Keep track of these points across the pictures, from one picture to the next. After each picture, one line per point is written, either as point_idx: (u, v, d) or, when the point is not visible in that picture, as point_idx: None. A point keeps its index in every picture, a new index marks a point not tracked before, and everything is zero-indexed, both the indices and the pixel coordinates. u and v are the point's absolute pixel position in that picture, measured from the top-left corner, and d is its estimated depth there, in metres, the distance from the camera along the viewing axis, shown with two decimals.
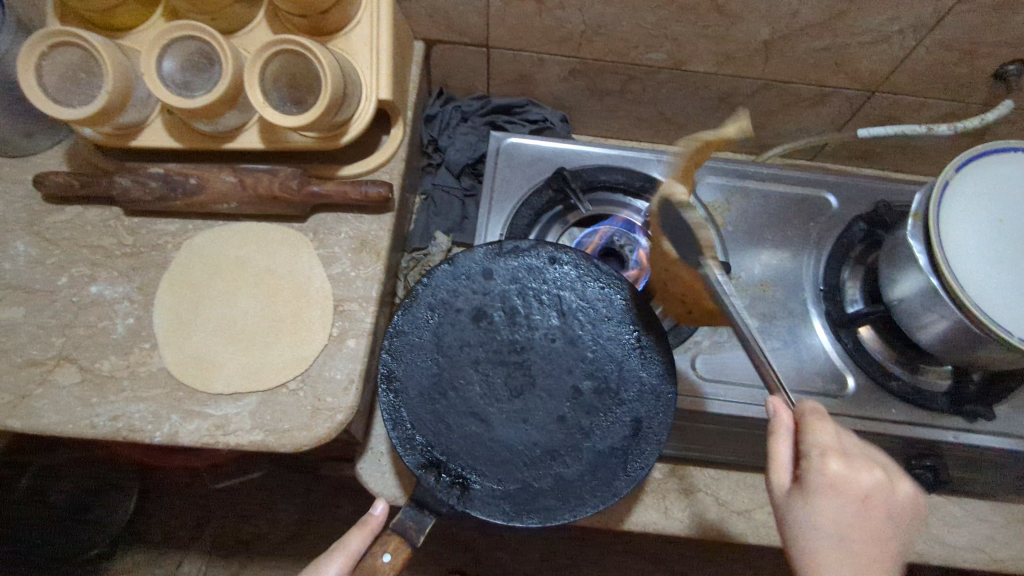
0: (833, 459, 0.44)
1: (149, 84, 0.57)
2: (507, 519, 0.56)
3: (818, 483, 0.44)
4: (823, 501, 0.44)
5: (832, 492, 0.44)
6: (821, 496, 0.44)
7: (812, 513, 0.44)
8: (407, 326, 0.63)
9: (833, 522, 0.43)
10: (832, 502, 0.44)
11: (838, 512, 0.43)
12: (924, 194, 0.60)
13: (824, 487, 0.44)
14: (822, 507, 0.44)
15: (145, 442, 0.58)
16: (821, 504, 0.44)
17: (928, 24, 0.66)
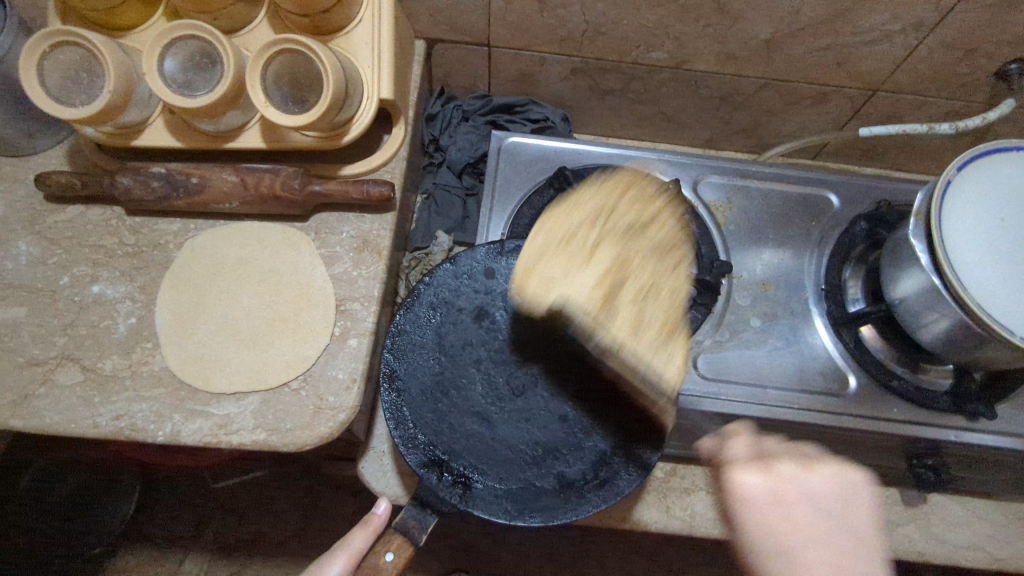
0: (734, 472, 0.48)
1: (152, 83, 0.57)
2: (510, 518, 0.55)
3: (733, 499, 0.48)
4: (746, 512, 0.47)
5: (746, 500, 0.47)
6: (735, 507, 0.48)
7: (748, 531, 0.47)
8: (408, 325, 0.63)
9: (764, 529, 0.46)
10: (752, 507, 0.47)
11: (761, 512, 0.46)
12: (925, 193, 0.60)
13: (739, 497, 0.48)
14: (750, 520, 0.47)
15: (147, 441, 0.58)
16: (747, 519, 0.47)
17: (929, 23, 0.66)
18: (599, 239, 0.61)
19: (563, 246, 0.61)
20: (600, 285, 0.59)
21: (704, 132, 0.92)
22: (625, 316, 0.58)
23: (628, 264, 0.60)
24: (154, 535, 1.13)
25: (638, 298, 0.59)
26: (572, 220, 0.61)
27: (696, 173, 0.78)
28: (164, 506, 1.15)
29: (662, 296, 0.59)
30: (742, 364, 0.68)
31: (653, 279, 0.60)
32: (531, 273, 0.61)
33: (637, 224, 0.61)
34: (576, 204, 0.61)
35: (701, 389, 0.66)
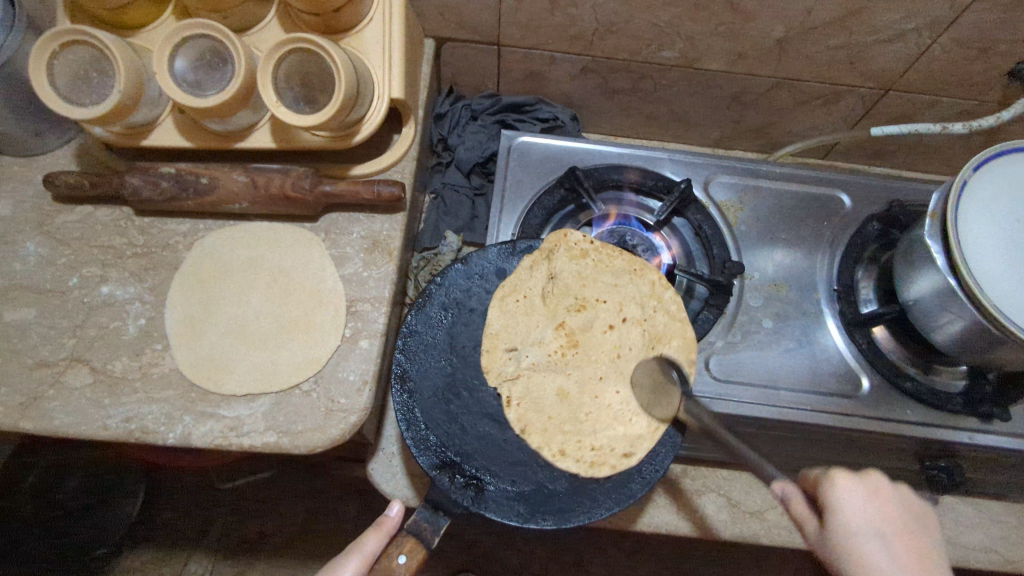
0: (837, 476, 0.48)
1: (160, 83, 0.56)
2: (522, 520, 0.55)
3: (838, 501, 0.47)
4: (852, 513, 0.46)
5: (850, 499, 0.47)
6: (845, 502, 0.47)
7: (849, 533, 0.46)
8: (420, 326, 0.62)
9: (869, 527, 0.46)
10: (858, 510, 0.46)
11: (869, 514, 0.46)
12: (941, 194, 0.59)
13: (846, 499, 0.47)
14: (847, 519, 0.46)
15: (157, 443, 0.58)
16: (848, 520, 0.46)
17: (944, 22, 0.66)
18: (553, 298, 0.66)
19: (517, 309, 0.65)
20: (562, 334, 0.66)
21: (714, 131, 0.92)
22: (600, 352, 0.65)
23: (583, 305, 0.66)
24: (159, 535, 1.12)
25: (607, 331, 0.65)
26: (530, 287, 0.65)
27: (707, 173, 0.77)
28: (170, 506, 1.14)
29: (633, 323, 0.65)
30: (754, 365, 0.68)
31: (622, 304, 0.66)
32: (495, 348, 0.64)
33: (581, 269, 0.66)
34: (517, 281, 0.65)
35: (713, 394, 0.65)
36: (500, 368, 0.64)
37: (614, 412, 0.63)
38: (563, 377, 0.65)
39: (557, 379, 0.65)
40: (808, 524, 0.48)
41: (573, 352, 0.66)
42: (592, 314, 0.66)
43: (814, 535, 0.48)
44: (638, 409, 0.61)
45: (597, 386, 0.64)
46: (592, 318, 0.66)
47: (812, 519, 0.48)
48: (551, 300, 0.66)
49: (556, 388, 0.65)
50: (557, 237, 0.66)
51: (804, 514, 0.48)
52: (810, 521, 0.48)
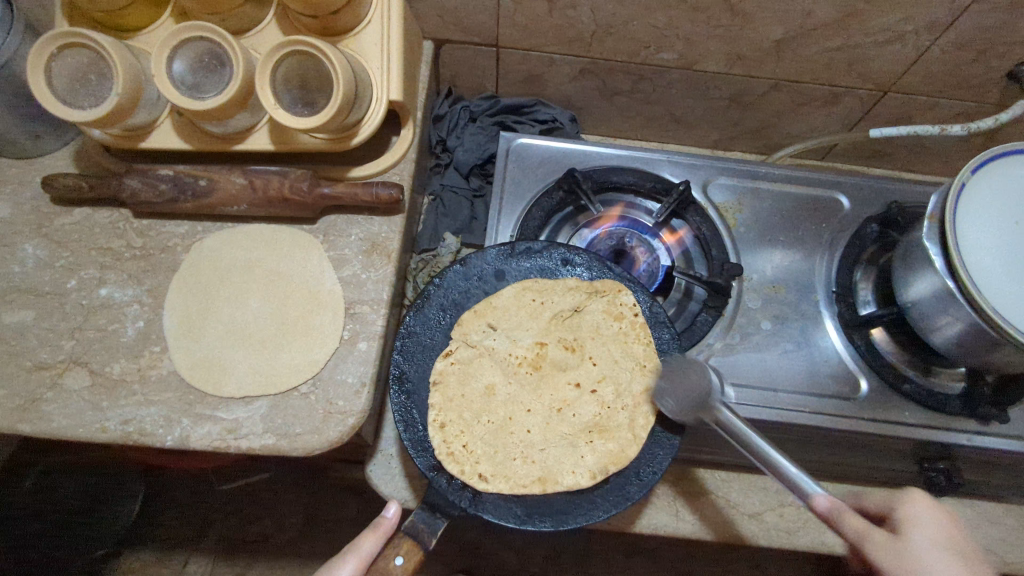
0: (909, 493, 0.49)
1: (160, 86, 0.56)
2: (519, 522, 0.55)
3: (912, 514, 0.48)
4: (922, 528, 0.47)
5: (922, 513, 0.48)
6: (919, 508, 0.48)
7: (924, 548, 0.45)
8: (419, 326, 0.63)
9: (941, 543, 0.46)
10: (929, 525, 0.47)
11: (940, 532, 0.46)
12: (940, 195, 0.59)
13: (915, 513, 0.48)
14: (921, 530, 0.47)
15: (155, 446, 0.58)
16: (922, 531, 0.46)
17: (942, 24, 0.66)
18: (562, 323, 0.66)
19: (525, 308, 0.65)
20: (534, 352, 0.65)
21: (713, 133, 0.92)
22: (548, 391, 0.64)
23: (574, 350, 0.65)
24: (159, 535, 1.13)
25: (569, 383, 0.64)
26: (554, 300, 0.65)
27: (706, 175, 0.77)
28: (169, 506, 1.14)
29: (595, 399, 0.64)
30: (752, 366, 0.68)
31: (602, 378, 0.64)
32: (482, 315, 0.64)
33: (603, 325, 0.65)
34: (548, 290, 0.66)
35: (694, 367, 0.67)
36: (470, 332, 0.64)
37: (508, 438, 0.62)
38: (502, 378, 0.64)
39: (496, 375, 0.64)
40: (871, 538, 0.46)
41: (528, 371, 0.65)
42: (575, 362, 0.65)
43: (878, 550, 0.45)
44: (533, 459, 0.60)
45: (516, 414, 0.63)
46: (570, 365, 0.65)
47: (876, 531, 0.46)
48: (554, 323, 0.66)
49: (487, 381, 0.64)
50: (612, 287, 0.65)
51: (867, 527, 0.46)
52: (877, 532, 0.46)
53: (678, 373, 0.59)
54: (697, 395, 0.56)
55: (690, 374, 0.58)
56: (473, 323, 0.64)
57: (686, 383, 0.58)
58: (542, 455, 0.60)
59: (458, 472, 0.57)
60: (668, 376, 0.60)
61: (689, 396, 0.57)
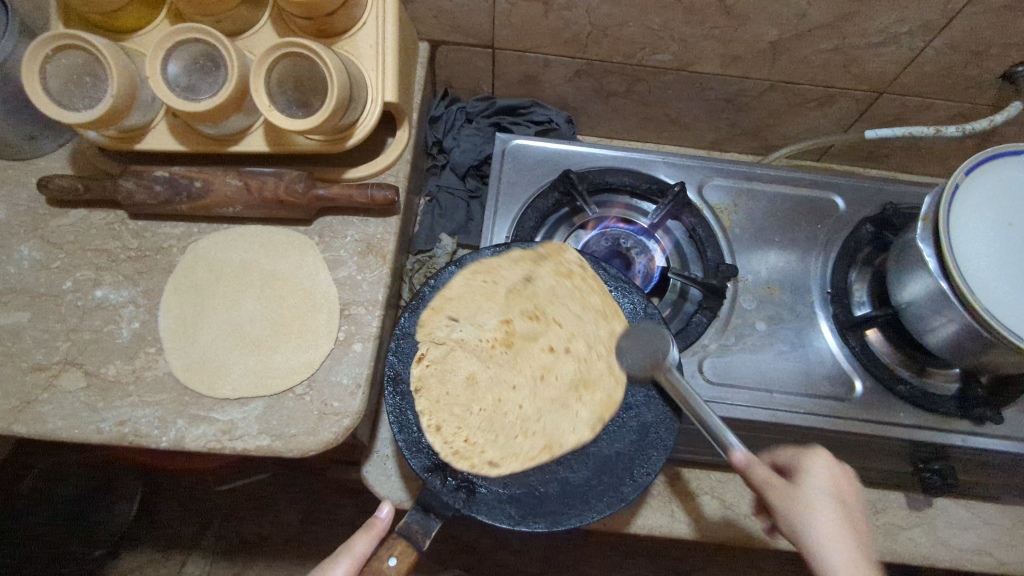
0: (811, 448, 0.52)
1: (154, 89, 0.57)
2: (513, 523, 0.55)
3: (811, 466, 0.50)
4: (821, 479, 0.49)
5: (819, 463, 0.50)
6: (816, 459, 0.50)
7: (818, 497, 0.48)
8: (414, 327, 0.63)
9: (833, 494, 0.48)
10: (826, 476, 0.49)
11: (835, 485, 0.49)
12: (934, 196, 0.59)
13: (814, 463, 0.50)
14: (816, 477, 0.49)
15: (150, 447, 0.58)
16: (817, 479, 0.49)
17: (936, 25, 0.66)
18: (520, 295, 0.68)
19: (479, 288, 0.66)
20: (503, 330, 0.67)
21: (709, 134, 0.92)
22: (526, 364, 0.67)
23: (539, 318, 0.68)
24: (158, 536, 1.12)
25: (544, 350, 0.67)
26: (504, 275, 0.67)
27: (701, 176, 0.77)
28: (166, 507, 1.14)
29: (572, 357, 0.67)
30: (747, 367, 0.68)
31: (573, 336, 0.67)
32: (441, 310, 0.65)
33: (558, 287, 0.68)
34: (497, 267, 0.66)
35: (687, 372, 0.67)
36: (433, 329, 0.64)
37: (503, 419, 0.64)
38: (479, 364, 0.66)
39: (473, 363, 0.66)
40: (774, 486, 0.49)
41: (503, 350, 0.67)
42: (542, 329, 0.68)
43: (779, 496, 0.48)
44: (534, 431, 0.63)
45: (503, 393, 0.66)
46: (539, 333, 0.68)
47: (777, 481, 0.49)
48: (512, 297, 0.67)
49: (467, 372, 0.65)
50: (556, 247, 0.68)
51: (772, 475, 0.49)
52: (778, 481, 0.49)
53: (640, 335, 0.63)
54: (655, 360, 0.60)
55: (654, 342, 0.61)
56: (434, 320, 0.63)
57: (647, 348, 0.61)
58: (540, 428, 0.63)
59: (469, 466, 0.59)
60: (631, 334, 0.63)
61: (646, 358, 0.61)
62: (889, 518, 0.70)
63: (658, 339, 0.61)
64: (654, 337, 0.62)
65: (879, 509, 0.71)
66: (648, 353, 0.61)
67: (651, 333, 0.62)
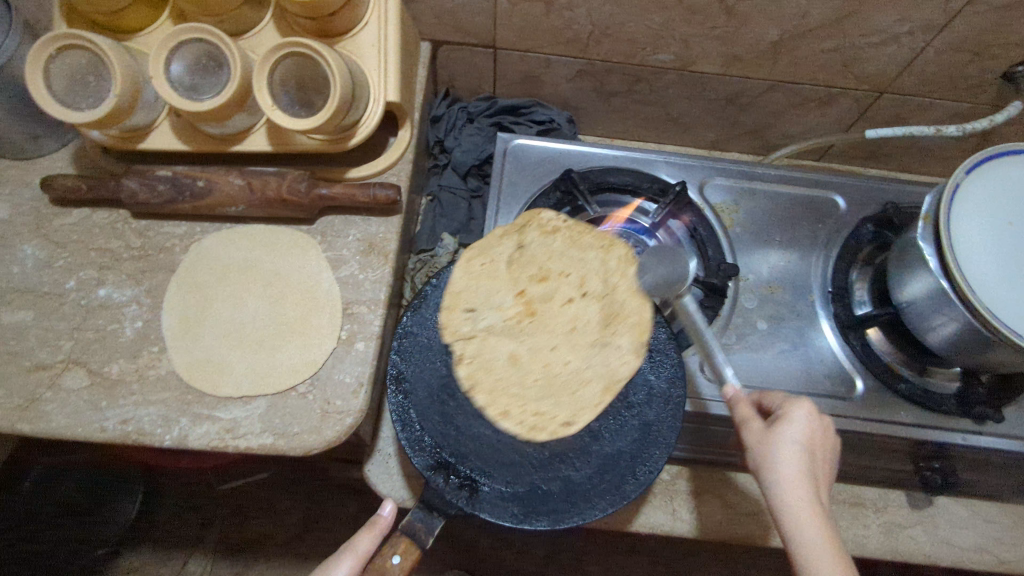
0: (799, 399, 0.55)
1: (158, 89, 0.57)
2: (516, 521, 0.55)
3: (792, 414, 0.53)
4: (793, 424, 0.52)
5: (800, 413, 0.53)
6: (797, 410, 0.53)
7: (781, 439, 0.51)
8: (416, 326, 0.63)
9: (799, 439, 0.51)
10: (797, 423, 0.52)
11: (806, 432, 0.52)
12: (934, 195, 0.59)
13: (796, 413, 0.53)
14: (791, 425, 0.52)
15: (153, 446, 0.58)
16: (792, 427, 0.52)
17: (937, 25, 0.66)
18: (519, 265, 0.65)
19: (482, 272, 0.65)
20: (520, 302, 0.64)
21: (710, 134, 0.92)
22: (555, 324, 0.64)
23: (546, 279, 0.65)
24: (160, 534, 1.13)
25: (566, 304, 0.64)
26: (499, 252, 0.65)
27: (702, 176, 0.78)
28: (168, 506, 1.15)
29: (592, 299, 0.64)
30: (748, 366, 0.68)
31: (584, 280, 0.64)
32: (454, 307, 0.63)
33: (549, 246, 0.65)
34: (489, 248, 0.66)
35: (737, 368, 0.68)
36: (456, 326, 0.63)
37: (557, 382, 0.62)
38: (512, 342, 0.63)
39: (508, 344, 0.63)
40: (746, 423, 0.54)
41: (529, 321, 0.64)
42: (555, 287, 0.64)
43: (748, 434, 0.54)
44: (588, 378, 0.62)
45: (545, 356, 0.63)
46: (553, 292, 0.64)
47: (750, 419, 0.54)
48: (516, 270, 0.65)
49: (505, 352, 0.63)
50: (530, 215, 0.67)
51: (746, 413, 0.55)
52: (751, 420, 0.54)
53: (658, 256, 0.67)
54: (675, 275, 0.65)
55: (669, 259, 0.66)
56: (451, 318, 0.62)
57: (665, 265, 0.66)
58: (591, 374, 0.62)
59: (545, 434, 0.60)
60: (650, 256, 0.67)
61: (665, 276, 0.65)
62: (891, 517, 0.70)
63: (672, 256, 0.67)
64: (669, 255, 0.67)
65: (880, 508, 0.71)
66: (667, 269, 0.65)
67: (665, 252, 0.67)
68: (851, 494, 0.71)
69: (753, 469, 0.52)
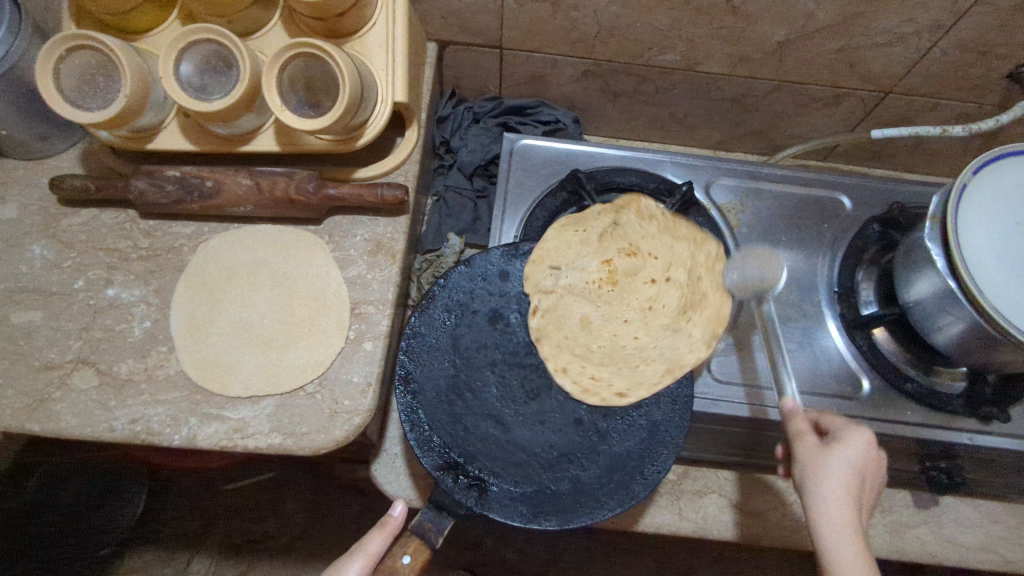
0: (860, 426, 0.55)
1: (167, 88, 0.57)
2: (525, 521, 0.55)
3: (851, 439, 0.53)
4: (850, 449, 0.53)
5: (856, 438, 0.53)
6: (855, 435, 0.53)
7: (834, 461, 0.52)
8: (424, 327, 0.63)
9: (854, 464, 0.52)
10: (854, 448, 0.52)
11: (861, 460, 0.52)
12: (941, 196, 0.59)
13: (854, 438, 0.53)
14: (847, 448, 0.53)
15: (163, 445, 0.58)
16: (848, 450, 0.53)
17: (944, 25, 0.66)
18: (612, 238, 0.71)
19: (572, 240, 0.71)
20: (604, 270, 0.72)
21: (715, 133, 0.92)
22: (633, 298, 0.71)
23: (635, 254, 0.71)
24: (164, 533, 1.13)
25: (648, 283, 0.71)
26: (593, 224, 0.71)
27: (708, 176, 0.78)
28: (173, 506, 1.15)
29: (675, 285, 0.71)
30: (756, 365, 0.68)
31: (670, 266, 0.71)
32: (542, 261, 0.68)
33: (642, 227, 0.71)
34: (587, 217, 0.72)
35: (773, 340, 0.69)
36: (540, 279, 0.68)
37: (622, 351, 0.69)
38: (590, 306, 0.71)
39: (586, 306, 0.71)
40: (801, 437, 0.55)
41: (609, 288, 0.72)
42: (641, 264, 0.71)
43: (801, 447, 0.54)
44: (653, 358, 0.67)
45: (618, 327, 0.71)
46: (638, 268, 0.71)
47: (806, 434, 0.55)
48: (606, 240, 0.72)
49: (580, 313, 0.71)
50: (630, 198, 0.73)
51: (802, 427, 0.55)
52: (808, 435, 0.55)
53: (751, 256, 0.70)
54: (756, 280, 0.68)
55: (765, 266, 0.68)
56: (538, 270, 0.67)
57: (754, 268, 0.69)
58: (649, 354, 0.68)
59: (600, 401, 0.64)
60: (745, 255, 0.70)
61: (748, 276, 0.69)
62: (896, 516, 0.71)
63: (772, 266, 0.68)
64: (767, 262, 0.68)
65: (885, 507, 0.72)
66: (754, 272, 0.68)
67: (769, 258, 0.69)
68: None
69: (800, 481, 0.53)
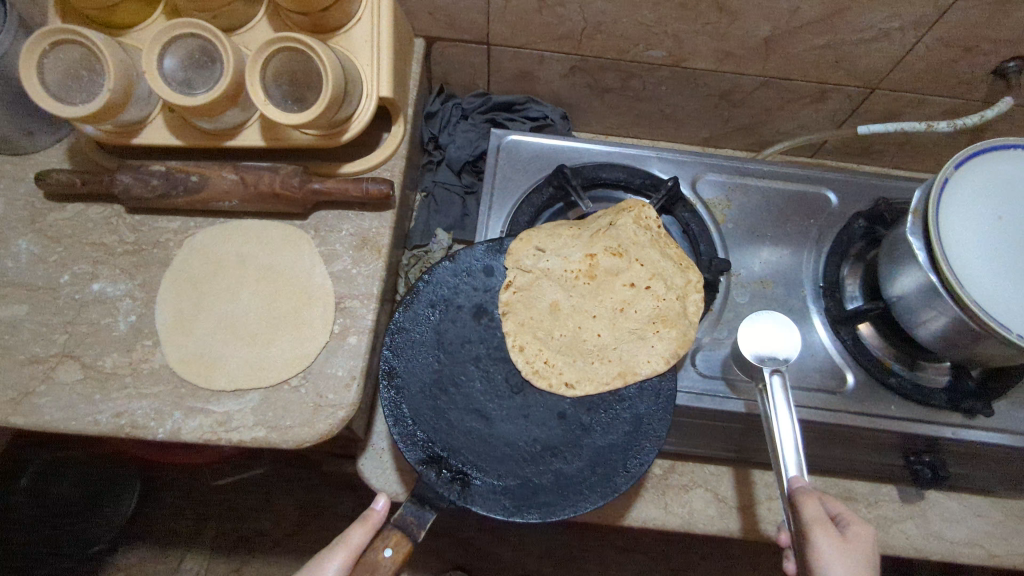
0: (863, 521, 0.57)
1: (151, 82, 0.57)
2: (507, 515, 0.56)
3: (863, 534, 0.55)
4: (862, 543, 0.54)
5: (866, 535, 0.55)
6: (865, 528, 0.55)
7: (856, 557, 0.52)
8: (408, 322, 0.63)
9: (868, 561, 0.53)
10: (867, 544, 0.54)
11: (872, 556, 0.54)
12: (923, 191, 0.60)
13: (863, 533, 0.55)
14: (861, 544, 0.54)
15: (147, 438, 0.58)
16: (862, 546, 0.54)
17: (928, 21, 0.66)
18: (605, 234, 0.67)
19: (565, 229, 0.68)
20: (586, 263, 0.67)
21: (703, 130, 0.92)
22: (607, 296, 0.67)
23: (621, 256, 0.66)
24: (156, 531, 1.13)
25: (627, 286, 0.66)
26: (589, 224, 0.69)
27: (695, 171, 0.78)
28: (165, 503, 1.15)
29: (653, 294, 0.66)
30: None
31: (655, 276, 0.66)
32: (528, 240, 0.67)
33: (637, 235, 0.67)
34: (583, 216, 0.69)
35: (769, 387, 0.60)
36: (521, 257, 0.66)
37: (582, 346, 0.65)
38: (563, 294, 0.67)
39: (557, 293, 0.67)
40: (821, 525, 0.53)
41: (585, 282, 0.67)
42: (625, 266, 0.66)
43: (824, 539, 0.52)
44: (610, 358, 0.64)
45: (584, 321, 0.66)
46: (621, 269, 0.66)
47: (827, 523, 0.53)
48: (596, 236, 0.68)
49: (550, 301, 0.67)
50: (636, 203, 0.68)
51: (822, 514, 0.53)
52: (828, 525, 0.53)
53: (762, 328, 0.64)
54: (780, 357, 0.62)
55: (780, 337, 0.64)
56: (522, 248, 0.66)
57: (770, 343, 0.63)
58: (606, 348, 0.65)
59: (546, 386, 0.62)
60: (755, 328, 0.64)
61: (769, 354, 0.63)
62: (881, 510, 0.72)
63: (787, 334, 0.64)
64: (782, 333, 0.64)
65: (871, 502, 0.73)
66: (772, 347, 0.63)
67: (778, 327, 0.64)
68: (842, 487, 0.74)
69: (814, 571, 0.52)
